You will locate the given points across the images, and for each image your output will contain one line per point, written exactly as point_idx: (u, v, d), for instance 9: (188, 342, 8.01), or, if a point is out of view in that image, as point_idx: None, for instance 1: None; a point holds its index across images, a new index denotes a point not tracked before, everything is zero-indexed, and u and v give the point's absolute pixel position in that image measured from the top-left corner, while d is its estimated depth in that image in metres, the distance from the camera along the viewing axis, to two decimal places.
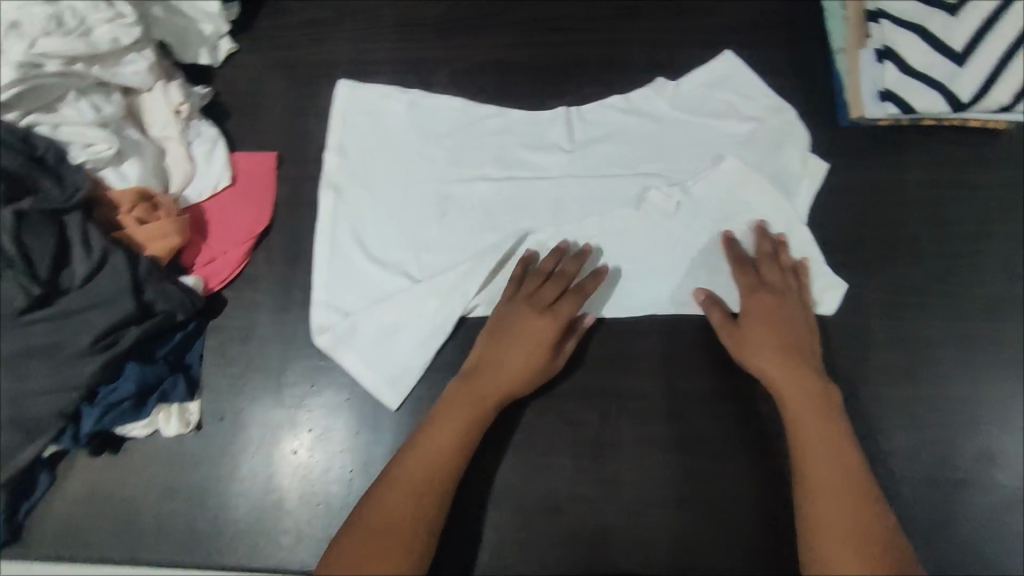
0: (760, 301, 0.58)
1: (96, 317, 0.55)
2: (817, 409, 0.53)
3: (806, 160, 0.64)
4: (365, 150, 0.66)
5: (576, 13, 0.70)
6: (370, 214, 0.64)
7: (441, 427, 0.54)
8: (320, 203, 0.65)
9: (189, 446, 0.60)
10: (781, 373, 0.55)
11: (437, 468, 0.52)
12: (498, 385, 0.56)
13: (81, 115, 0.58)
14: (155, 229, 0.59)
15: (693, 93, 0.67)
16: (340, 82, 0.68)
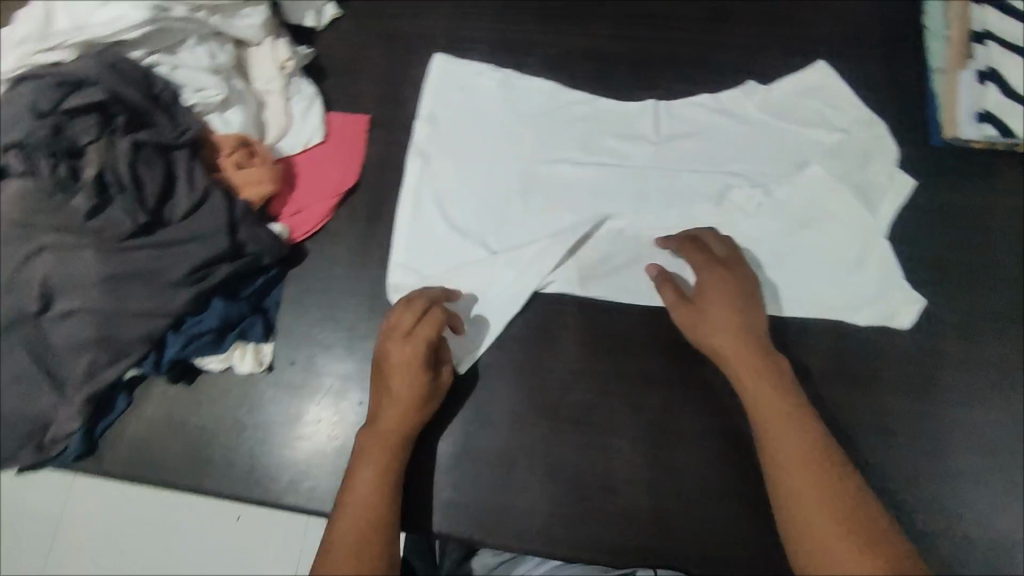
0: (710, 293, 0.57)
1: (194, 250, 0.58)
2: (778, 398, 0.52)
3: (892, 175, 0.64)
4: (454, 123, 0.68)
5: (672, 11, 0.71)
6: (453, 184, 0.66)
7: (372, 438, 0.54)
8: (408, 168, 0.67)
9: (260, 386, 0.63)
10: (739, 371, 0.54)
11: (381, 473, 0.52)
12: (408, 409, 0.55)
13: (198, 60, 0.61)
14: (253, 175, 0.61)
15: (783, 98, 0.67)
16: (436, 56, 0.70)
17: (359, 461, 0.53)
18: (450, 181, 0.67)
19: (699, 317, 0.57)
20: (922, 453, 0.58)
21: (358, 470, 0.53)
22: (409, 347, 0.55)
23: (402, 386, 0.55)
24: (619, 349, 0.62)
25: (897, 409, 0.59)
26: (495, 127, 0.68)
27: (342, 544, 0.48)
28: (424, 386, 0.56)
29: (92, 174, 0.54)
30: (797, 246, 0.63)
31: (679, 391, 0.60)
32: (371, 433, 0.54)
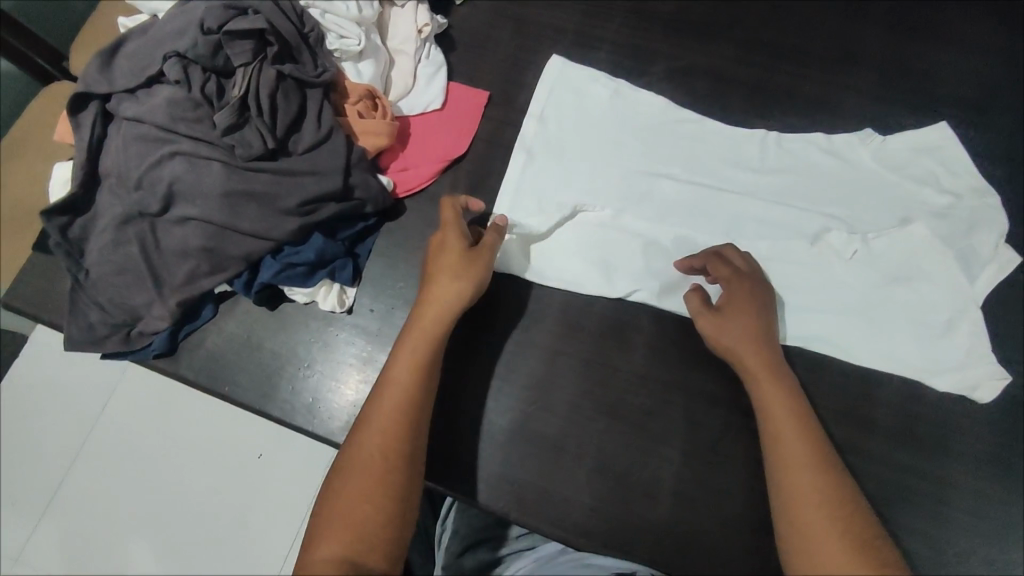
0: (735, 316, 0.56)
1: (309, 184, 0.61)
2: (807, 450, 0.50)
3: (999, 248, 0.62)
4: (563, 123, 0.69)
5: (801, 47, 0.71)
6: (552, 183, 0.67)
7: (408, 345, 0.56)
8: (513, 161, 0.68)
9: (337, 325, 0.65)
10: (769, 411, 0.53)
11: (410, 393, 0.53)
12: (438, 313, 0.57)
13: (347, 10, 0.65)
14: (373, 126, 0.64)
15: (898, 153, 0.66)
16: (553, 58, 0.72)
17: (387, 379, 0.54)
18: (550, 179, 0.67)
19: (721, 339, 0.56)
20: (990, 537, 0.55)
21: (373, 413, 0.53)
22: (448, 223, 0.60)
23: (443, 261, 0.59)
24: (690, 364, 0.61)
25: (969, 486, 0.57)
26: (602, 135, 0.69)
27: (359, 485, 0.50)
28: (462, 270, 0.58)
29: (238, 95, 0.58)
30: (891, 302, 0.61)
31: (744, 419, 0.59)
32: (403, 345, 0.56)
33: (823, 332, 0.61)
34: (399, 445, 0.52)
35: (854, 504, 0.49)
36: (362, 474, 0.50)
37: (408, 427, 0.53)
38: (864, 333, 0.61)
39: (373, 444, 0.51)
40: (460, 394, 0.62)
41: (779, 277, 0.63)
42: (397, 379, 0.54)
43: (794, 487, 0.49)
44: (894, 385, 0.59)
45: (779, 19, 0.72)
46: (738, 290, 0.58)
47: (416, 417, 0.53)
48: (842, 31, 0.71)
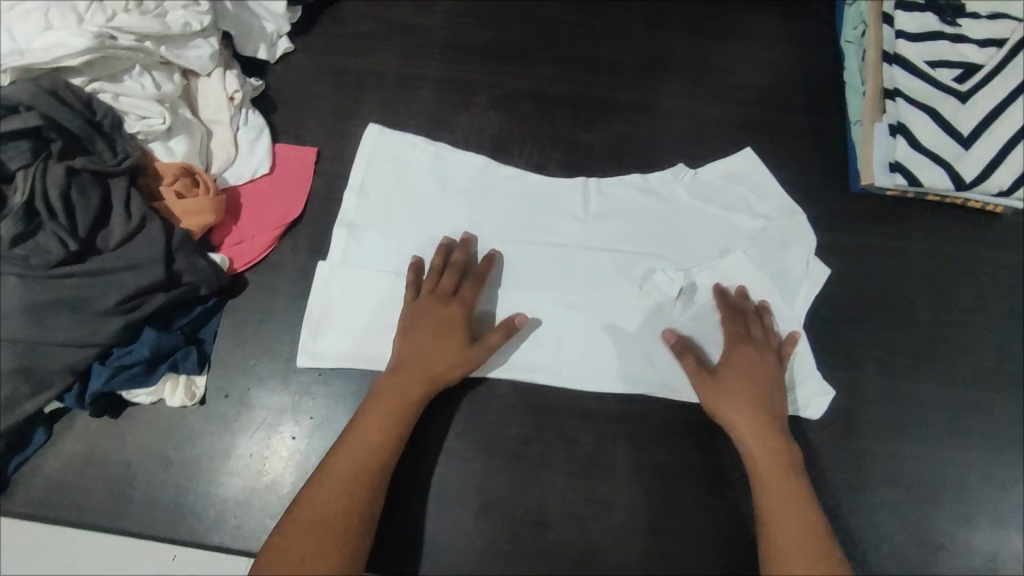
0: (738, 347, 0.60)
1: (127, 278, 0.57)
2: (761, 455, 0.55)
3: (808, 262, 0.65)
4: (384, 189, 0.68)
5: (611, 59, 0.74)
6: (376, 259, 0.66)
7: (382, 409, 0.56)
8: (335, 239, 0.66)
9: (191, 417, 0.61)
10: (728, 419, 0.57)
11: (377, 454, 0.55)
12: (416, 385, 0.57)
13: (142, 89, 0.61)
14: (193, 205, 0.62)
15: (709, 184, 0.68)
16: (369, 126, 0.71)
17: (353, 440, 0.55)
18: (375, 254, 0.66)
19: (720, 391, 0.58)
20: (845, 488, 0.60)
21: (326, 474, 0.54)
22: (455, 306, 0.60)
23: (442, 350, 0.58)
24: (557, 386, 0.62)
25: (821, 445, 0.61)
26: (427, 201, 0.68)
27: (300, 543, 0.50)
28: (457, 355, 0.58)
29: (21, 201, 0.54)
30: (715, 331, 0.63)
31: (616, 426, 0.60)
32: (373, 409, 0.56)
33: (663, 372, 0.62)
34: (360, 506, 0.52)
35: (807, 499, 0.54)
36: (311, 532, 0.50)
37: (366, 490, 0.53)
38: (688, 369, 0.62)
39: (330, 496, 0.52)
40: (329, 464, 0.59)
41: (621, 293, 0.64)
42: (362, 445, 0.55)
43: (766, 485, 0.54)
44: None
45: (588, 35, 0.75)
46: (762, 345, 0.60)
47: (377, 477, 0.54)
48: (647, 38, 0.75)
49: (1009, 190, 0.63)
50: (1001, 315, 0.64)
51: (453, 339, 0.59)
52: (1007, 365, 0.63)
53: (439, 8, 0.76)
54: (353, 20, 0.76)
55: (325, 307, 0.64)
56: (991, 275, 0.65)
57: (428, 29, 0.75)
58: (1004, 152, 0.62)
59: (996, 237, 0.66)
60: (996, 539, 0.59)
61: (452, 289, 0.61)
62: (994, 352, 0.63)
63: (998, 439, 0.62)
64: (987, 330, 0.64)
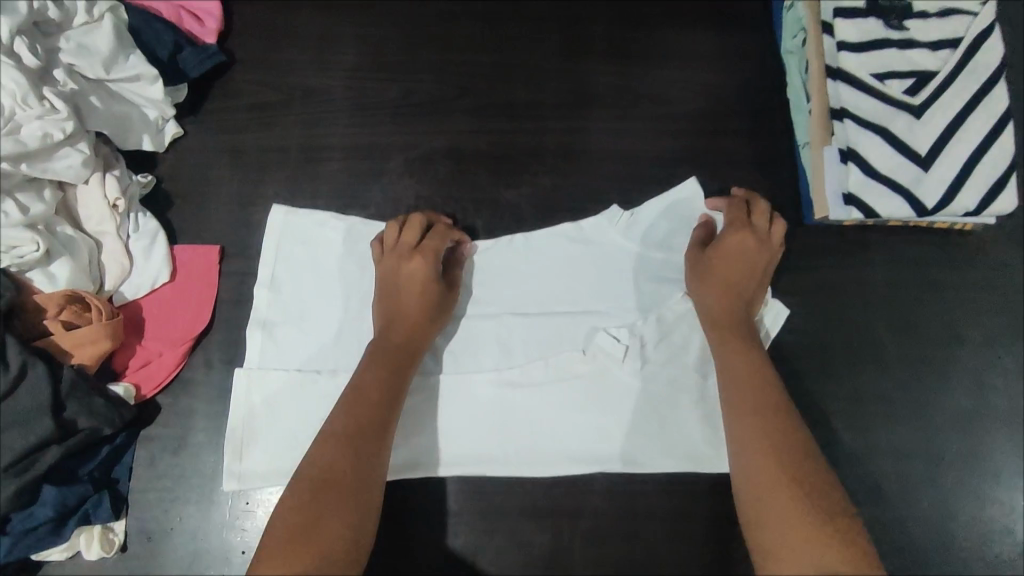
0: (731, 229, 0.58)
1: (13, 438, 0.51)
2: (745, 358, 0.53)
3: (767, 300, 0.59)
4: (297, 283, 0.62)
5: (534, 98, 0.67)
6: (299, 357, 0.60)
7: (377, 365, 0.54)
8: (251, 342, 0.61)
9: (114, 568, 0.56)
10: (720, 330, 0.56)
11: (380, 405, 0.52)
12: (412, 328, 0.57)
13: (5, 217, 0.55)
14: (84, 335, 0.56)
15: (651, 221, 0.62)
16: (273, 206, 0.64)
17: (346, 401, 0.52)
18: (297, 353, 0.61)
19: (705, 279, 0.57)
20: None
21: (329, 433, 0.50)
22: (418, 258, 0.58)
23: (417, 297, 0.57)
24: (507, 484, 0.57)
25: None
26: (348, 287, 0.62)
27: (314, 505, 0.46)
28: (439, 299, 0.58)
29: None
30: (671, 390, 0.58)
31: (571, 522, 0.56)
32: (365, 370, 0.54)
33: (621, 446, 0.57)
34: (368, 461, 0.50)
35: (784, 412, 0.50)
36: (323, 496, 0.47)
37: (372, 450, 0.50)
38: (650, 439, 0.57)
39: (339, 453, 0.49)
40: None
41: (565, 364, 0.58)
42: (364, 399, 0.52)
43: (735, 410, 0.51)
44: (704, 470, 0.57)
45: (507, 72, 0.68)
46: (762, 233, 0.58)
47: (382, 433, 0.51)
48: (573, 68, 0.67)
49: (976, 210, 0.56)
50: (981, 346, 0.59)
51: (432, 284, 0.58)
52: (992, 401, 0.58)
53: (340, 63, 0.69)
54: (247, 90, 0.68)
55: (247, 421, 0.58)
56: (966, 302, 0.59)
57: (330, 90, 0.68)
58: (966, 170, 0.56)
59: (966, 258, 0.60)
60: None
61: (417, 242, 0.59)
62: (976, 388, 0.58)
63: (987, 485, 0.57)
64: (967, 364, 0.58)
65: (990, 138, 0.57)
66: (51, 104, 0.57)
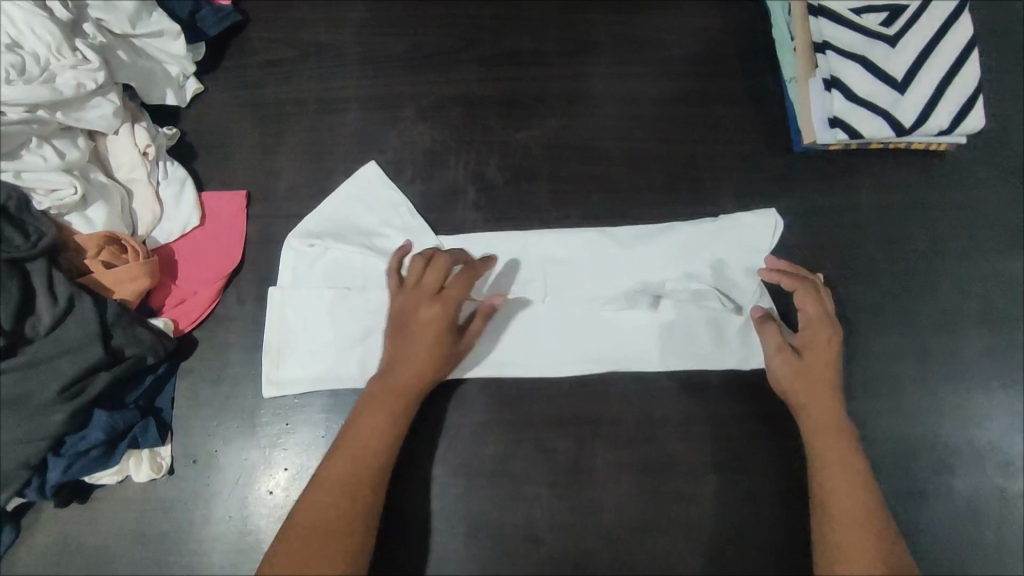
0: (814, 331, 0.57)
1: (66, 363, 0.55)
2: (858, 484, 0.53)
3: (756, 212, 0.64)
4: (337, 216, 0.66)
5: (537, 46, 0.70)
6: (330, 277, 0.64)
7: (377, 410, 0.54)
8: (283, 262, 0.64)
9: (163, 489, 0.60)
10: (829, 451, 0.54)
11: (376, 457, 0.53)
12: (420, 374, 0.55)
13: (45, 161, 0.58)
14: (125, 273, 0.59)
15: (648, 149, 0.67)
16: (369, 163, 0.67)
17: (344, 445, 0.53)
18: (327, 272, 0.64)
19: (796, 378, 0.57)
20: None
21: (326, 477, 0.52)
22: (439, 305, 0.56)
23: (430, 342, 0.55)
24: (527, 398, 0.61)
25: None
26: (373, 212, 0.66)
27: (305, 550, 0.49)
28: (451, 346, 0.56)
29: None
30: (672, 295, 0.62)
31: (593, 430, 0.60)
32: (365, 411, 0.55)
33: (635, 348, 0.61)
34: (361, 511, 0.51)
35: (886, 541, 0.51)
36: (313, 544, 0.49)
37: (365, 496, 0.52)
38: (657, 338, 0.62)
39: (332, 503, 0.51)
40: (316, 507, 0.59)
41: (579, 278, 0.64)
42: (361, 449, 0.53)
43: (838, 532, 0.51)
44: (711, 369, 0.61)
45: (512, 23, 0.71)
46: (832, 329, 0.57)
47: (376, 483, 0.53)
48: (573, 16, 0.71)
49: (949, 128, 0.62)
50: (959, 256, 0.64)
51: (444, 330, 0.56)
52: (970, 305, 0.63)
53: (350, 19, 0.72)
54: (261, 46, 0.71)
55: (284, 334, 0.62)
56: (943, 216, 0.65)
57: (342, 43, 0.71)
58: (938, 93, 0.61)
59: (943, 177, 0.65)
60: (979, 477, 0.60)
61: (440, 285, 0.57)
62: (956, 293, 0.63)
63: (970, 380, 0.61)
64: (947, 273, 0.63)
65: (959, 63, 0.62)
66: (84, 56, 0.60)
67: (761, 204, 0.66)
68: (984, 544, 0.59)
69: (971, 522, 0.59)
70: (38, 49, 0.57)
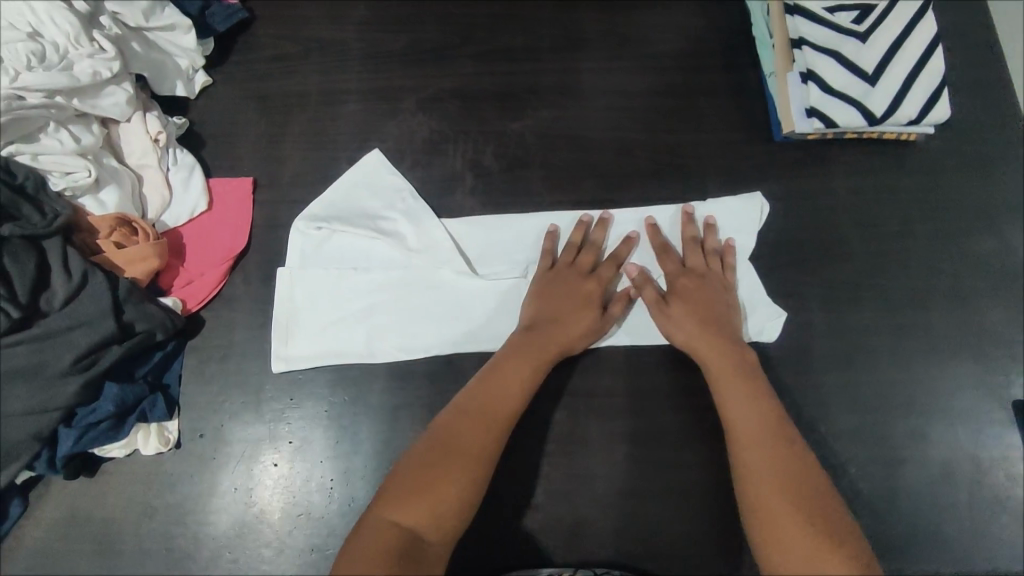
0: (680, 278, 0.63)
1: (79, 336, 0.56)
2: (748, 393, 0.56)
3: (746, 199, 0.68)
4: (343, 202, 0.68)
5: (531, 43, 0.74)
6: (337, 259, 0.67)
7: (524, 359, 0.58)
8: (291, 244, 0.67)
9: (169, 462, 0.61)
10: (714, 371, 0.59)
11: (515, 402, 0.56)
12: (566, 339, 0.60)
13: (61, 145, 0.61)
14: (136, 252, 0.61)
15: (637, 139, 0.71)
16: (374, 151, 0.70)
17: (484, 382, 0.57)
18: (334, 253, 0.67)
19: (675, 318, 0.61)
20: (810, 423, 0.63)
21: (466, 405, 0.56)
22: (593, 283, 0.63)
23: (583, 317, 0.61)
24: None
25: (782, 387, 0.64)
26: (377, 196, 0.68)
27: (439, 465, 0.51)
28: (596, 322, 0.62)
29: None
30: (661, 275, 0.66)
31: (587, 402, 0.62)
32: (507, 358, 0.58)
33: (629, 325, 0.64)
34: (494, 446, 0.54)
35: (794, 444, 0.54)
36: (448, 460, 0.52)
37: (496, 433, 0.54)
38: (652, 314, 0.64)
39: (473, 428, 0.54)
40: (319, 475, 0.61)
41: None
42: (500, 391, 0.56)
43: (744, 450, 0.54)
44: None
45: (507, 23, 0.75)
46: (699, 269, 0.64)
47: (506, 426, 0.55)
48: (565, 16, 0.75)
49: (917, 119, 0.66)
50: (929, 239, 0.68)
51: (591, 305, 0.62)
52: (941, 284, 0.67)
53: (353, 17, 0.75)
54: (267, 43, 0.75)
55: (292, 312, 0.65)
56: (914, 202, 0.69)
57: (346, 40, 0.74)
58: (906, 85, 0.66)
59: (913, 165, 0.69)
60: (954, 446, 0.63)
61: (592, 267, 0.64)
62: (927, 273, 0.67)
63: (943, 354, 0.65)
64: (918, 254, 0.67)
65: (925, 58, 0.66)
66: (100, 46, 0.62)
67: (744, 190, 0.69)
68: (959, 509, 0.61)
69: (946, 488, 0.62)
70: (58, 38, 0.60)
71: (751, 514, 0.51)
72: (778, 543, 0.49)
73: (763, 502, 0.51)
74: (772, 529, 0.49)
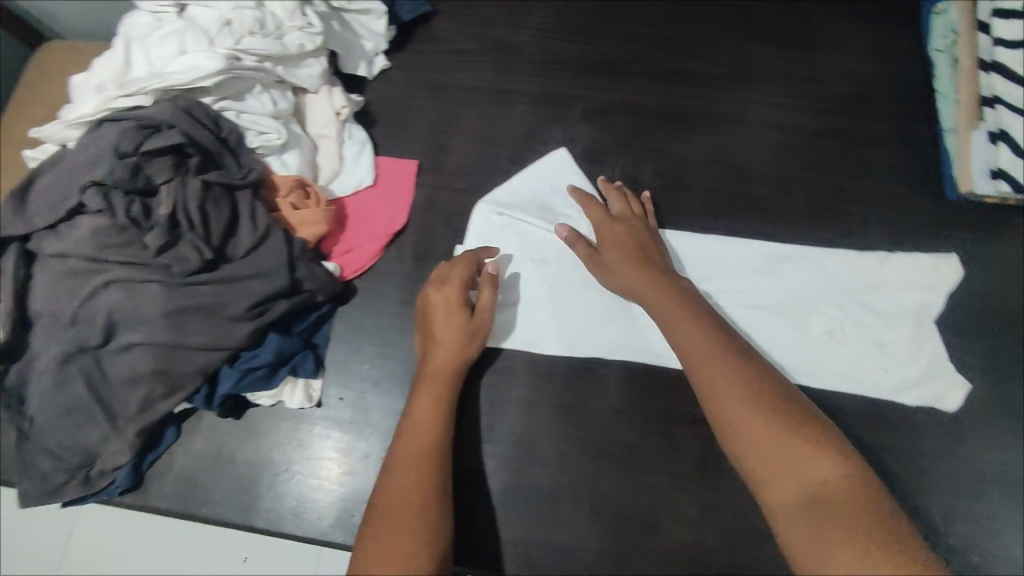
0: (606, 227, 0.64)
1: (256, 285, 0.60)
2: (701, 330, 0.53)
3: (941, 263, 0.65)
4: (527, 194, 0.70)
5: (702, 69, 0.75)
6: (512, 246, 0.68)
7: (422, 398, 0.57)
8: (472, 224, 0.69)
9: (310, 419, 0.64)
10: (671, 313, 0.56)
11: (441, 442, 0.55)
12: (452, 352, 0.59)
13: (263, 107, 0.65)
14: (308, 215, 0.64)
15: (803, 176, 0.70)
16: (561, 150, 0.71)
17: (409, 430, 0.55)
18: (509, 240, 0.68)
19: (606, 269, 0.63)
20: (960, 495, 0.59)
21: (400, 456, 0.54)
22: (445, 290, 0.61)
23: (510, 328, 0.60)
24: (663, 391, 0.63)
25: (934, 453, 0.60)
26: (560, 193, 0.70)
27: (398, 520, 0.49)
28: (466, 325, 0.60)
29: (165, 213, 0.58)
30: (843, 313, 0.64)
31: None
32: (414, 401, 0.57)
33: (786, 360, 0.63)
34: (439, 492, 0.53)
35: (769, 377, 0.50)
36: (405, 513, 0.50)
37: (433, 478, 0.53)
38: (824, 349, 0.63)
39: (409, 477, 0.52)
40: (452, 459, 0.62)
41: (759, 283, 0.66)
42: (418, 435, 0.55)
43: (708, 387, 0.50)
44: (849, 394, 0.62)
45: (678, 47, 0.75)
46: (626, 216, 0.65)
47: (442, 471, 0.54)
48: (738, 46, 0.75)
49: None
50: None
51: (455, 310, 0.60)
52: None
53: (530, 23, 0.78)
54: (447, 36, 0.78)
55: None
56: None
57: (521, 43, 0.77)
58: None
59: None
60: None
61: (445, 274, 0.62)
62: None
63: None
64: None
65: None
66: (310, 21, 0.66)
67: (909, 243, 0.67)
68: None
69: None
70: (277, 11, 0.65)
71: (742, 456, 0.47)
72: (774, 478, 0.45)
73: (751, 443, 0.47)
74: (769, 471, 0.46)
